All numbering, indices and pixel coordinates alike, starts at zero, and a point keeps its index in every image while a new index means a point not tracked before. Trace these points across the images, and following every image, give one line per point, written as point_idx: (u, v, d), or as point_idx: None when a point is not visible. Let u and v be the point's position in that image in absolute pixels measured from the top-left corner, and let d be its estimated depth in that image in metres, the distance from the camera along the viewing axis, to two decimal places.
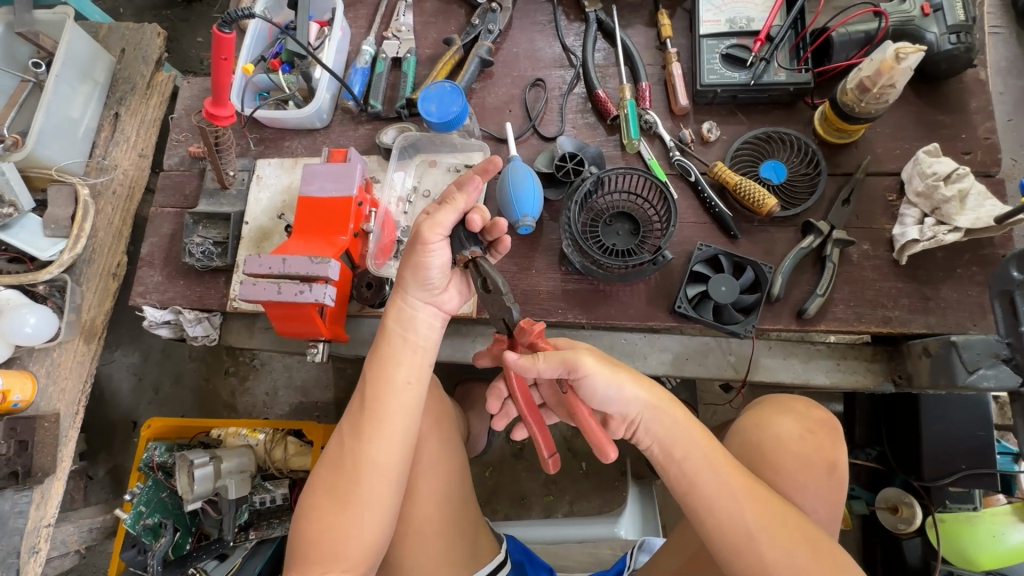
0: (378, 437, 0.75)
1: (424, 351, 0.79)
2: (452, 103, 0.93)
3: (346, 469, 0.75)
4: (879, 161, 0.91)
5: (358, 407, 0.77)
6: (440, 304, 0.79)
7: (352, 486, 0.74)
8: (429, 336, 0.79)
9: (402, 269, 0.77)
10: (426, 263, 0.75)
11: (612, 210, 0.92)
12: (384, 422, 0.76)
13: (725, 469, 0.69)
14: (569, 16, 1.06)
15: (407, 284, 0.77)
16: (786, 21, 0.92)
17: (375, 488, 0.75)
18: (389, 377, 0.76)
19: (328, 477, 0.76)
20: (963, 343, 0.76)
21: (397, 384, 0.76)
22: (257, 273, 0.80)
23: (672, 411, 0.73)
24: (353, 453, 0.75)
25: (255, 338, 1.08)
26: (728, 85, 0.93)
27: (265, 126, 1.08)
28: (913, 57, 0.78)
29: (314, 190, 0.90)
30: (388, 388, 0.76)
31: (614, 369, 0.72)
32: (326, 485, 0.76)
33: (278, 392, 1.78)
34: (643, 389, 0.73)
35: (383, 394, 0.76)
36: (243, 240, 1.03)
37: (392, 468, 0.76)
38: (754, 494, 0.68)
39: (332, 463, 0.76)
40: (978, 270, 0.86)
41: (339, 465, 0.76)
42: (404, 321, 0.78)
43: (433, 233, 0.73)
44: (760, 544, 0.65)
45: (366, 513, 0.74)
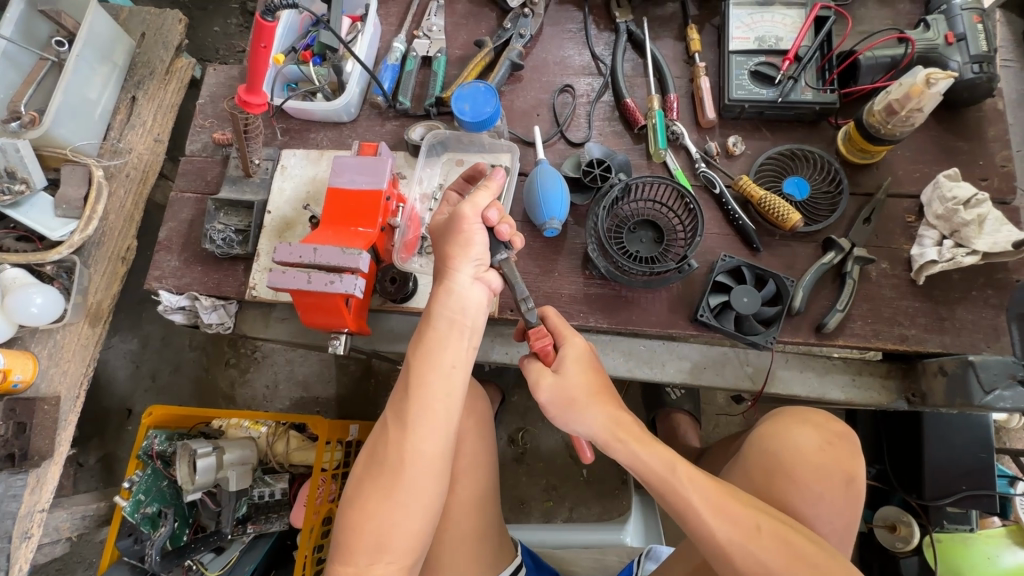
0: (425, 428, 0.74)
1: (467, 331, 0.78)
2: (485, 103, 0.93)
3: (392, 461, 0.74)
4: (899, 183, 0.94)
5: (403, 397, 0.76)
6: (486, 281, 0.79)
7: (398, 476, 0.74)
8: (474, 316, 0.78)
9: (445, 248, 0.77)
10: (472, 241, 0.76)
11: (625, 223, 0.93)
12: (429, 411, 0.75)
13: (697, 481, 0.71)
14: (599, 26, 1.08)
15: (456, 261, 0.76)
16: (815, 42, 0.94)
17: (423, 479, 0.74)
18: (436, 366, 0.75)
19: (373, 469, 0.75)
20: (981, 363, 0.78)
21: (443, 369, 0.76)
22: (286, 262, 0.80)
23: (622, 444, 0.75)
24: (399, 443, 0.74)
25: (270, 328, 1.06)
26: (756, 102, 0.95)
27: (291, 117, 1.08)
28: (942, 83, 0.80)
29: (344, 182, 0.90)
30: (435, 377, 0.75)
31: (563, 407, 0.79)
32: (371, 474, 0.75)
33: (279, 386, 1.76)
34: (602, 415, 0.77)
35: (428, 382, 0.75)
36: (264, 229, 1.02)
37: (437, 460, 0.75)
38: (719, 508, 0.68)
39: (378, 451, 0.76)
40: (993, 293, 0.88)
41: (384, 458, 0.75)
42: (448, 303, 0.77)
43: (472, 212, 0.76)
44: (733, 556, 0.66)
45: (413, 504, 0.74)
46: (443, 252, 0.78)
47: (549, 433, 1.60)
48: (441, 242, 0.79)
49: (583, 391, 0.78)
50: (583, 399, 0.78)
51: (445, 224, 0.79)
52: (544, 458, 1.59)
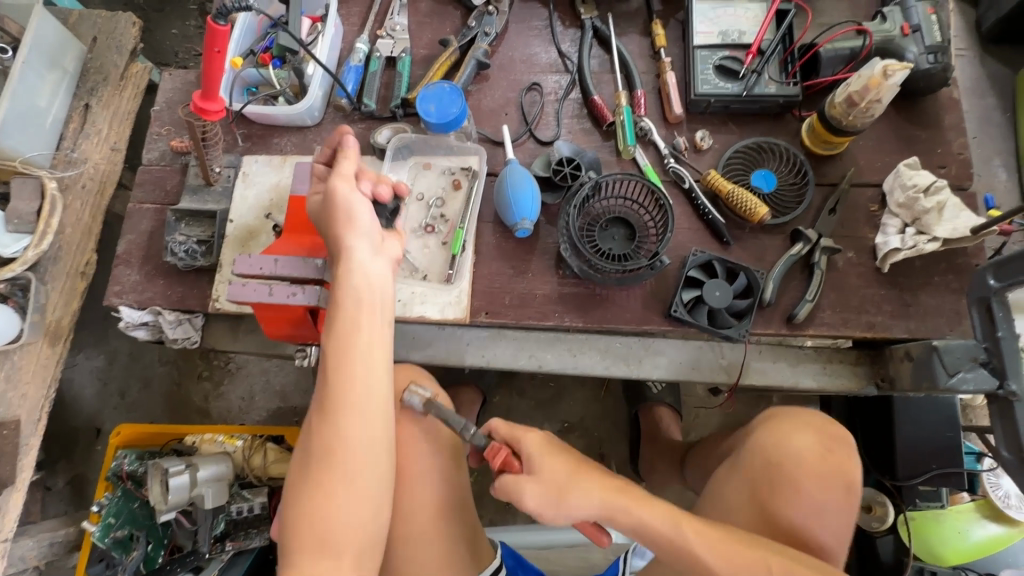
0: (354, 413, 0.72)
1: (382, 310, 0.76)
2: (451, 104, 0.91)
3: (322, 454, 0.71)
4: (863, 173, 0.95)
5: (326, 385, 0.73)
6: (386, 253, 0.78)
7: (334, 468, 0.71)
8: (385, 290, 0.76)
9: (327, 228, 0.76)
10: (354, 214, 0.75)
11: (595, 225, 0.93)
12: (354, 394, 0.72)
13: (706, 538, 0.70)
14: (565, 22, 1.08)
15: (345, 236, 0.75)
16: (777, 35, 0.95)
17: (356, 468, 0.72)
18: (353, 343, 0.73)
19: (305, 467, 0.72)
20: (943, 347, 0.80)
21: (362, 349, 0.73)
22: (247, 274, 0.76)
23: (637, 511, 0.72)
24: (329, 435, 0.72)
25: (238, 341, 1.04)
26: (721, 96, 0.96)
27: (253, 122, 1.06)
28: (899, 75, 0.81)
29: (308, 189, 0.88)
30: (356, 357, 0.73)
31: (558, 502, 0.73)
32: (305, 473, 0.72)
33: (255, 397, 1.72)
34: (598, 498, 0.73)
35: (347, 362, 0.72)
36: (228, 239, 0.99)
37: (372, 444, 0.73)
38: (729, 555, 0.69)
39: (309, 450, 0.72)
40: (954, 278, 0.90)
41: (315, 452, 0.72)
42: (357, 279, 0.74)
43: (348, 194, 0.75)
44: None
45: (349, 499, 0.71)
46: (329, 232, 0.76)
47: (532, 432, 1.61)
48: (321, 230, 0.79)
49: (577, 477, 0.75)
50: (577, 481, 0.74)
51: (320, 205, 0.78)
52: None
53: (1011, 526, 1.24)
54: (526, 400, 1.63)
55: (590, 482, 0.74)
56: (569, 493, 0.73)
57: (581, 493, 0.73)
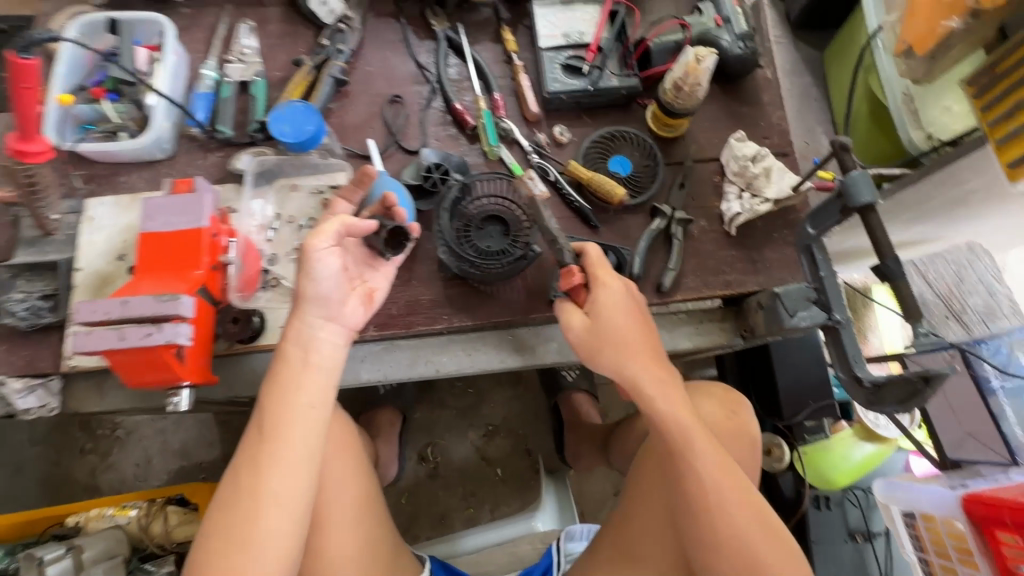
0: (280, 470, 0.74)
1: (324, 372, 0.80)
2: (307, 122, 0.89)
3: (242, 503, 0.73)
4: (704, 149, 1.06)
5: (255, 441, 0.76)
6: (342, 321, 0.83)
7: (252, 521, 0.72)
8: (328, 356, 0.81)
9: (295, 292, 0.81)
10: (318, 276, 0.80)
11: (472, 226, 0.95)
12: (284, 449, 0.75)
13: (706, 449, 0.80)
14: (419, 35, 1.11)
15: (306, 304, 0.80)
16: (611, 33, 1.04)
17: (271, 518, 0.73)
18: (287, 401, 0.77)
19: (223, 515, 0.73)
20: (783, 293, 0.88)
21: (296, 409, 0.77)
22: (90, 321, 0.70)
23: (658, 396, 0.83)
24: (247, 484, 0.73)
25: (106, 399, 0.93)
26: (570, 92, 1.03)
27: (94, 162, 0.98)
28: (709, 59, 0.91)
29: (158, 225, 0.82)
30: (287, 414, 0.76)
31: (595, 351, 0.85)
32: (223, 521, 0.72)
33: (152, 460, 1.58)
34: (640, 364, 0.84)
35: (282, 420, 0.76)
36: (76, 290, 0.91)
37: (297, 497, 0.75)
38: (715, 462, 0.79)
39: (229, 499, 0.73)
40: (789, 233, 1.02)
41: (234, 501, 0.73)
42: (296, 340, 0.80)
43: (317, 246, 0.79)
44: (713, 509, 0.77)
45: (260, 552, 0.71)
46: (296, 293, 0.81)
47: (458, 441, 1.62)
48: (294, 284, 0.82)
49: (626, 335, 0.84)
50: (623, 339, 0.84)
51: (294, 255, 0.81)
52: (458, 466, 1.60)
53: (882, 443, 1.37)
54: (448, 411, 1.64)
55: (630, 352, 0.84)
56: (606, 348, 0.84)
57: (631, 358, 0.84)
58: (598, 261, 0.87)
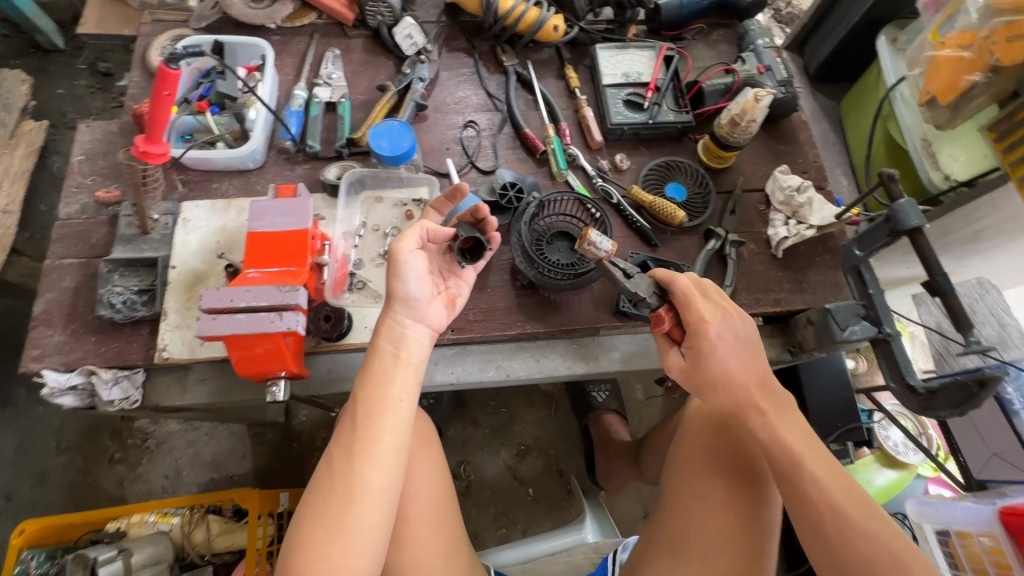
0: (371, 462, 0.76)
1: (414, 370, 0.83)
2: (403, 139, 0.98)
3: (336, 492, 0.75)
4: (749, 180, 1.16)
5: (348, 432, 0.78)
6: (428, 321, 0.86)
7: (343, 507, 0.74)
8: (418, 353, 0.84)
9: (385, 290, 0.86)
10: (405, 280, 0.83)
11: (544, 240, 1.03)
12: (375, 441, 0.77)
13: (820, 463, 0.81)
14: (490, 69, 1.22)
15: (396, 304, 0.84)
16: (668, 75, 1.16)
17: (365, 511, 0.74)
18: (382, 394, 0.79)
19: (317, 504, 0.75)
20: (834, 308, 0.98)
21: (388, 403, 0.79)
22: (216, 308, 0.75)
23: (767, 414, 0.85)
24: (343, 473, 0.76)
25: (187, 392, 0.95)
26: (632, 124, 1.13)
27: (190, 168, 1.04)
28: (766, 99, 1.02)
29: (265, 225, 0.89)
30: (382, 405, 0.79)
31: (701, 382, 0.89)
32: (318, 509, 0.74)
33: (182, 472, 1.57)
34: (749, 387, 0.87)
35: (376, 412, 0.79)
36: (171, 285, 0.95)
37: (385, 490, 0.77)
38: (827, 470, 0.81)
39: (322, 485, 0.76)
40: (830, 257, 1.11)
41: (327, 489, 0.75)
42: (391, 337, 0.83)
43: (404, 254, 0.83)
44: (846, 523, 0.77)
45: (353, 543, 0.73)
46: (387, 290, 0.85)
47: (490, 459, 1.64)
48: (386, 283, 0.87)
49: (738, 367, 0.87)
50: (728, 374, 0.87)
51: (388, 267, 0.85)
52: (489, 485, 1.61)
53: (903, 469, 1.45)
54: (481, 429, 1.67)
55: (746, 378, 0.87)
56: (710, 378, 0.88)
57: (738, 389, 0.86)
58: (687, 304, 0.88)
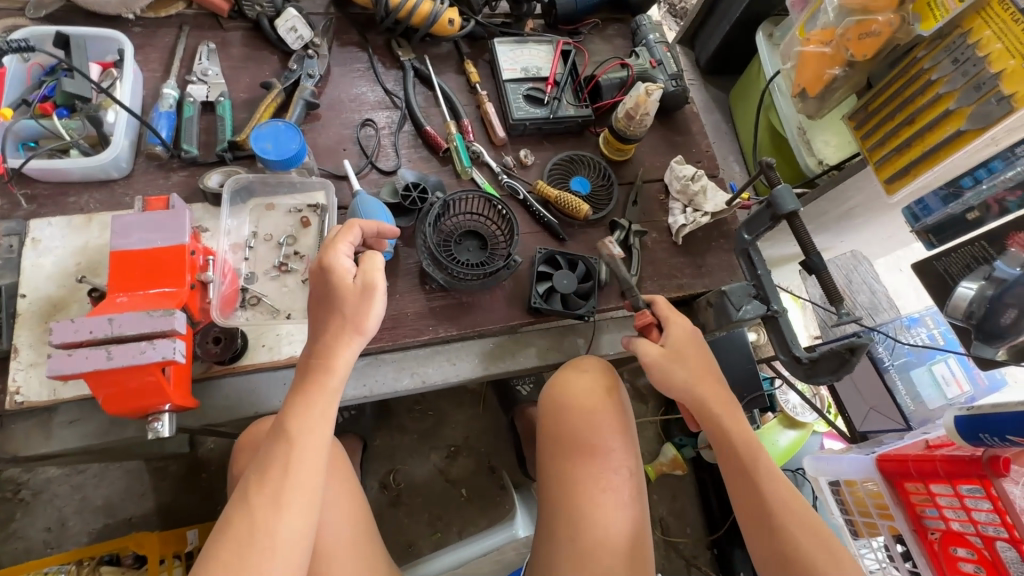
0: (299, 505, 0.66)
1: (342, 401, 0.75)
2: (290, 141, 0.91)
3: (257, 540, 0.63)
4: (649, 171, 1.20)
5: (273, 470, 0.67)
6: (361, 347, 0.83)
7: (262, 560, 0.62)
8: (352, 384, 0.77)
9: (325, 310, 0.76)
10: (370, 314, 0.76)
11: (450, 240, 1.00)
12: (303, 480, 0.68)
13: (761, 461, 0.85)
14: (386, 64, 1.17)
15: (353, 331, 0.75)
16: (566, 70, 1.17)
17: (285, 571, 0.63)
18: (313, 427, 0.71)
19: (229, 556, 0.62)
20: (729, 290, 1.03)
21: (319, 436, 0.71)
22: (71, 342, 0.66)
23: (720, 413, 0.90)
24: (263, 521, 0.64)
25: (53, 438, 0.84)
26: (534, 119, 1.13)
27: (37, 180, 0.91)
28: (656, 94, 1.05)
29: (131, 242, 0.79)
30: (312, 440, 0.70)
31: (671, 362, 0.92)
32: (229, 565, 0.61)
33: (68, 522, 1.40)
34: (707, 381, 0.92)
35: (305, 447, 0.69)
36: (22, 317, 0.83)
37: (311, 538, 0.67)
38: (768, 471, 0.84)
39: (237, 534, 0.63)
40: (725, 241, 1.18)
41: (245, 537, 0.63)
42: (324, 362, 0.74)
43: (345, 272, 0.76)
44: (785, 519, 0.80)
45: None
46: (336, 316, 0.75)
47: (420, 464, 1.60)
48: (327, 300, 0.76)
49: (693, 355, 0.94)
50: (688, 358, 0.94)
51: (315, 279, 0.77)
52: (421, 491, 1.58)
53: (802, 428, 1.57)
54: (409, 435, 1.63)
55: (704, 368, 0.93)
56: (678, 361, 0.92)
57: (703, 384, 0.91)
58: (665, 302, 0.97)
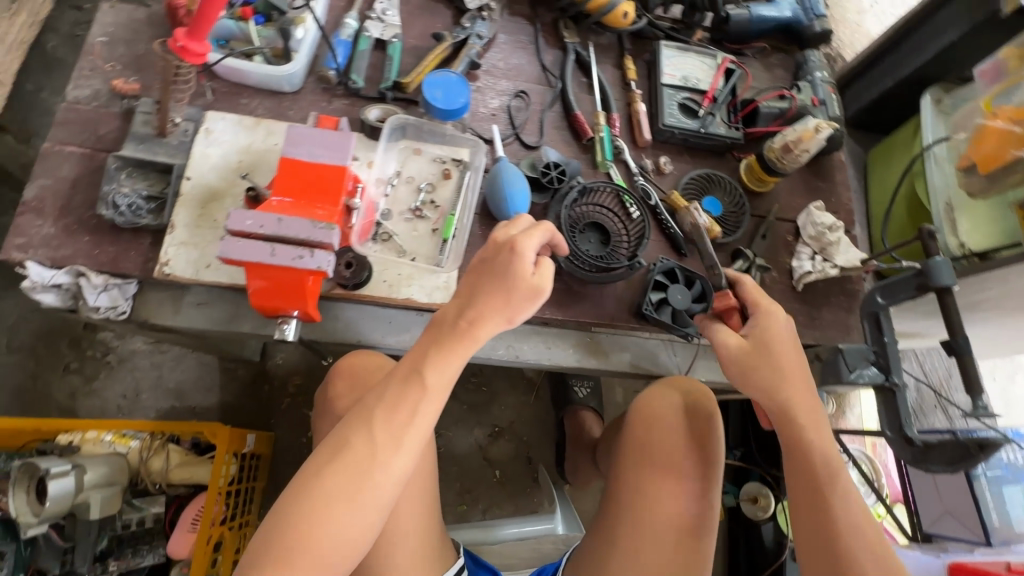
0: (407, 447, 0.68)
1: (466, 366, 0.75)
2: (460, 94, 0.94)
3: (360, 462, 0.65)
4: (783, 209, 1.16)
5: (393, 404, 0.69)
6: None
7: (363, 483, 0.65)
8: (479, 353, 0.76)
9: (486, 280, 0.75)
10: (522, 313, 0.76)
11: (579, 224, 1.01)
12: (415, 426, 0.69)
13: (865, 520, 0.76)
14: (549, 42, 1.17)
15: (506, 315, 0.75)
16: (726, 88, 1.14)
17: (379, 499, 0.66)
18: (438, 380, 0.71)
19: (334, 466, 0.65)
20: (846, 350, 1.01)
21: (439, 392, 0.71)
22: (241, 231, 0.70)
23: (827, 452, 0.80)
24: (377, 451, 0.66)
25: (180, 314, 0.90)
26: (683, 129, 1.11)
27: (219, 77, 0.97)
28: (825, 132, 1.02)
29: (300, 153, 0.83)
30: (432, 392, 0.70)
31: (746, 373, 0.85)
32: (333, 474, 0.65)
33: (141, 395, 1.49)
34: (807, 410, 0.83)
35: (425, 396, 0.70)
36: (183, 197, 0.88)
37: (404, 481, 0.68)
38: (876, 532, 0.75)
39: (346, 450, 0.66)
40: (845, 299, 1.13)
41: (349, 457, 0.66)
42: (463, 321, 0.74)
43: (528, 267, 0.74)
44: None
45: (357, 522, 0.64)
46: (491, 293, 0.75)
47: (463, 435, 1.62)
48: (490, 277, 0.75)
49: (790, 362, 0.85)
50: (783, 365, 0.84)
51: (492, 257, 0.76)
52: (457, 461, 1.60)
53: None
54: (459, 404, 1.65)
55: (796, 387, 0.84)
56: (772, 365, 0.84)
57: (802, 410, 0.82)
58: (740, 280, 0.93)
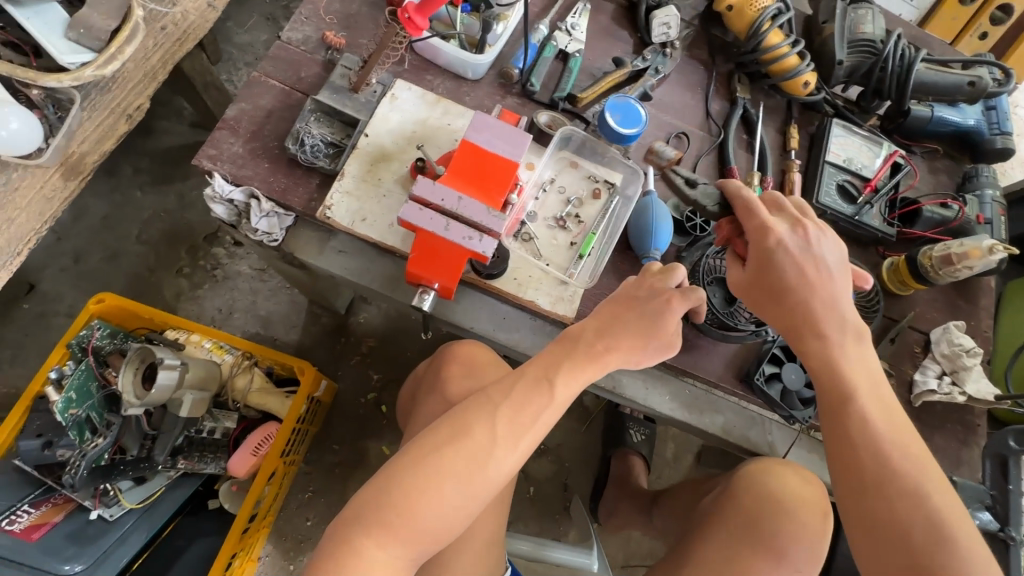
0: (519, 449, 0.70)
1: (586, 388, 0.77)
2: (634, 122, 0.98)
3: (477, 452, 0.68)
4: (917, 318, 1.10)
5: (517, 405, 0.71)
6: None
7: (476, 470, 0.67)
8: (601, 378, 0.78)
9: (633, 315, 0.77)
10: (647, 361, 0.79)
11: (711, 275, 0.98)
12: (531, 431, 0.71)
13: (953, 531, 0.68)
14: (719, 91, 1.17)
15: (639, 354, 0.78)
16: (891, 182, 1.10)
17: (484, 491, 0.68)
18: (561, 393, 0.73)
19: (452, 448, 0.67)
20: (963, 483, 0.99)
21: (558, 406, 0.73)
22: (426, 200, 0.78)
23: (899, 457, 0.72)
24: (495, 443, 0.69)
25: (322, 255, 0.95)
26: (835, 211, 1.08)
27: (414, 50, 1.02)
28: (999, 254, 0.96)
29: (481, 139, 0.86)
30: (553, 403, 0.72)
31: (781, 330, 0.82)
32: (449, 455, 0.67)
33: (233, 313, 1.58)
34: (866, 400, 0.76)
35: (547, 408, 0.72)
36: (358, 151, 0.93)
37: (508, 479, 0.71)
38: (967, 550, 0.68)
39: (465, 432, 0.69)
40: (962, 430, 1.06)
41: (468, 442, 0.68)
42: (596, 341, 0.76)
43: (675, 323, 0.77)
44: None
45: (461, 507, 0.67)
46: (633, 330, 0.77)
47: None
48: (634, 315, 0.78)
49: (805, 322, 0.79)
50: (803, 327, 0.80)
51: (646, 298, 0.78)
52: None
53: None
54: None
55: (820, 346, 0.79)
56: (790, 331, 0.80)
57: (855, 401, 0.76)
58: (746, 212, 0.80)
